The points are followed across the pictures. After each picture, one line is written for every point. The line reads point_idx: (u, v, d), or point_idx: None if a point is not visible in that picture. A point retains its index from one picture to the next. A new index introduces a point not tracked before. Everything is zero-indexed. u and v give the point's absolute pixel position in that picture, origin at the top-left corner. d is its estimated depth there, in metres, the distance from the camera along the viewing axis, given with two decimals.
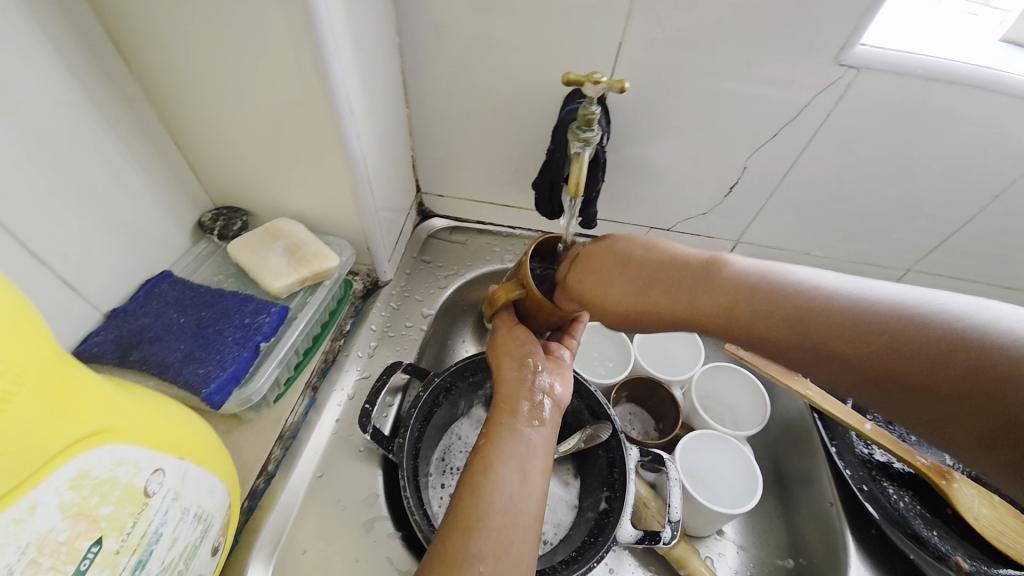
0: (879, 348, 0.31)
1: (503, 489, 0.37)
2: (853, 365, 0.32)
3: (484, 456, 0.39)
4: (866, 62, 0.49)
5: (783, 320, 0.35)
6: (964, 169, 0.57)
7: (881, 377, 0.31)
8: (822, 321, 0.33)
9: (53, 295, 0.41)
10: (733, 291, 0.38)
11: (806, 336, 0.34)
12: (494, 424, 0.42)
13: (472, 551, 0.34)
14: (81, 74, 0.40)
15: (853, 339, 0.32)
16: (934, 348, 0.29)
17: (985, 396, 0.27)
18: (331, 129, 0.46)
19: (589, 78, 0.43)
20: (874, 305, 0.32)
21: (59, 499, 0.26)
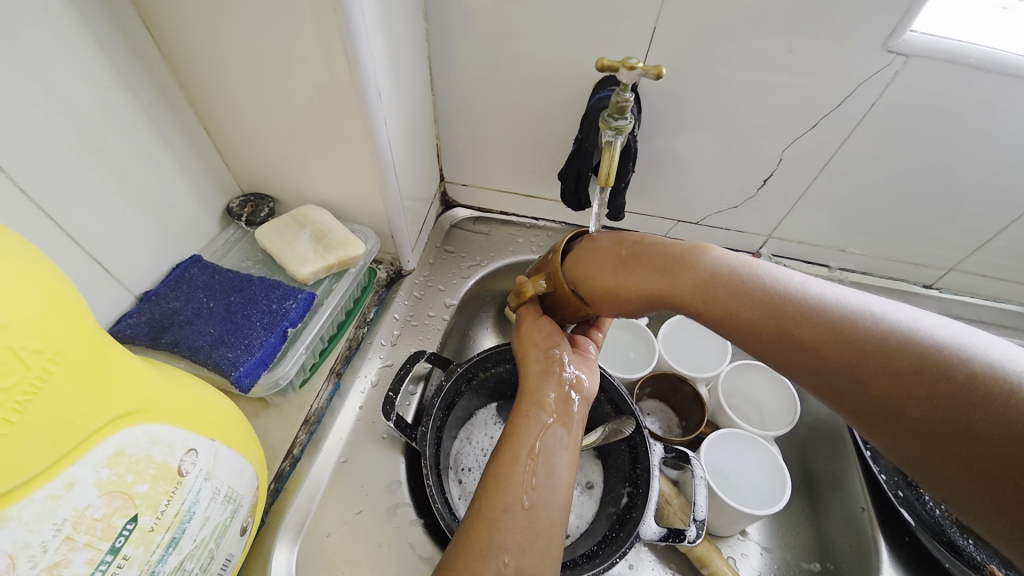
0: (899, 382, 0.30)
1: (524, 481, 0.37)
2: (872, 396, 0.31)
3: (511, 447, 0.39)
4: (917, 48, 0.46)
5: (804, 333, 0.34)
6: (1015, 164, 0.54)
7: (899, 415, 0.30)
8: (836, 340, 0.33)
9: (88, 275, 0.42)
10: (749, 300, 0.37)
11: (821, 357, 0.33)
12: (518, 414, 0.41)
13: (497, 542, 0.34)
14: (117, 58, 0.41)
15: (860, 367, 0.32)
16: (943, 380, 0.29)
17: (994, 441, 0.26)
18: (359, 116, 0.46)
19: (625, 63, 0.43)
20: (897, 331, 0.31)
21: (95, 477, 0.26)
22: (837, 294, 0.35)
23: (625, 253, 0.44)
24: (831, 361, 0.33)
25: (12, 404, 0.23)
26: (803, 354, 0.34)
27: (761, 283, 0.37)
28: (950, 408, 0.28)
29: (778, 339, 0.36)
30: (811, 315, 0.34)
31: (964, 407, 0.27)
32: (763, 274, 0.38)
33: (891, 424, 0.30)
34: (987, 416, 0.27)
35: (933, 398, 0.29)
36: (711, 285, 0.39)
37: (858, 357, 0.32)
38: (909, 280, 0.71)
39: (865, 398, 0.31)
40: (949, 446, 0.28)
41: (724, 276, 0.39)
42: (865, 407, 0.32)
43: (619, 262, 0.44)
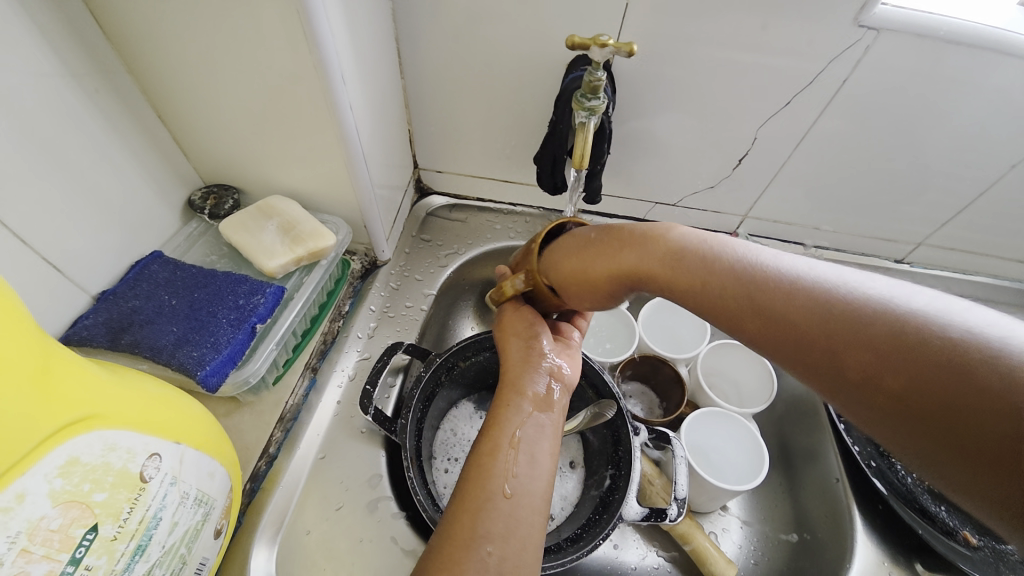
0: (876, 360, 0.26)
1: (506, 470, 0.36)
2: (849, 377, 0.27)
3: (491, 438, 0.38)
4: (887, 22, 0.46)
5: (785, 311, 0.30)
6: (981, 139, 0.55)
7: (881, 396, 0.26)
8: (811, 315, 0.29)
9: (38, 276, 0.40)
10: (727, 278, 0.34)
11: (801, 336, 0.29)
12: (500, 405, 0.41)
13: (479, 532, 0.33)
14: (57, 42, 0.38)
15: (836, 342, 0.28)
16: (930, 354, 0.24)
17: (989, 425, 0.22)
18: (324, 101, 0.44)
19: (596, 41, 0.41)
20: (881, 305, 0.27)
21: (49, 487, 0.25)
22: (819, 269, 0.31)
23: (586, 248, 0.41)
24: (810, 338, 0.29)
25: None
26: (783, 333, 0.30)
27: (734, 261, 0.34)
28: (940, 385, 0.24)
29: (751, 318, 0.32)
30: (787, 292, 0.31)
31: (954, 384, 0.23)
32: (739, 256, 0.34)
33: (872, 404, 0.26)
34: (979, 391, 0.22)
35: (917, 375, 0.24)
36: (683, 269, 0.36)
37: (835, 331, 0.28)
38: (880, 256, 0.72)
39: (846, 377, 0.27)
40: (941, 425, 0.24)
41: (696, 260, 0.36)
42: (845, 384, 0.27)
43: (584, 244, 0.42)
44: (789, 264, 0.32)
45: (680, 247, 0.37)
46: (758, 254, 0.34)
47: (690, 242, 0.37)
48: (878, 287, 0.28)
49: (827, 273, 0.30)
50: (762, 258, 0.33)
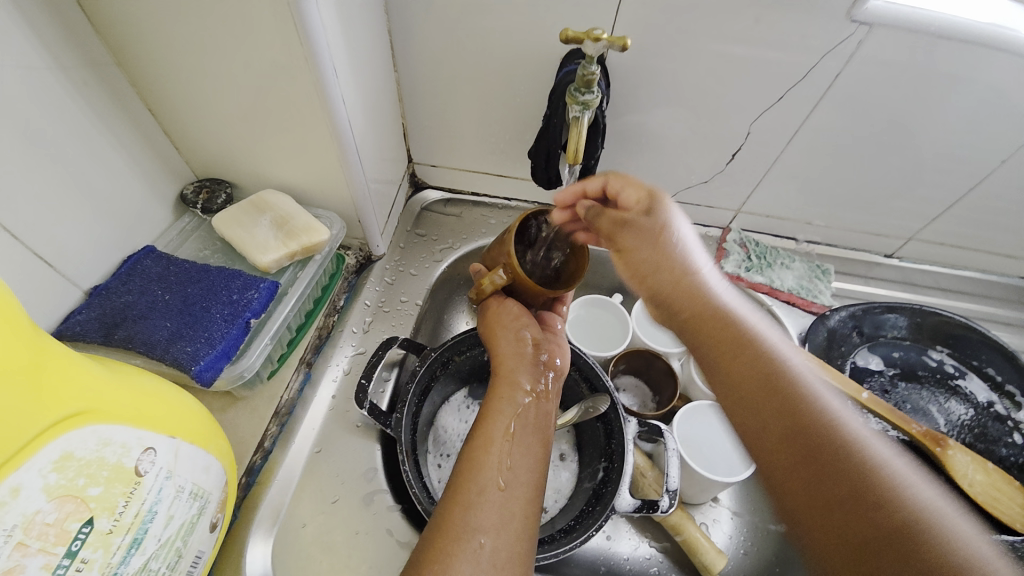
0: (816, 445, 0.35)
1: (500, 461, 0.37)
2: (789, 446, 0.36)
3: (484, 430, 0.39)
4: (879, 18, 0.46)
5: (785, 405, 0.37)
6: (973, 134, 0.55)
7: (801, 465, 0.35)
8: (798, 418, 0.36)
9: (29, 271, 0.40)
10: (752, 357, 0.40)
11: (784, 427, 0.36)
12: (494, 397, 0.41)
13: (472, 524, 0.34)
14: (45, 34, 0.38)
15: (807, 446, 0.35)
16: (860, 468, 0.33)
17: (859, 528, 0.31)
18: (316, 95, 0.43)
19: (589, 35, 0.41)
20: (854, 427, 0.35)
21: (43, 481, 0.25)
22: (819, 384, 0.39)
23: (661, 240, 0.47)
24: (795, 433, 0.36)
25: None
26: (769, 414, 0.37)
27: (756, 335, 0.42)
28: (875, 512, 0.31)
29: (734, 372, 0.41)
30: (784, 375, 0.39)
31: (887, 520, 0.30)
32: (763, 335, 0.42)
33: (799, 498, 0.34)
34: (893, 534, 0.29)
35: (837, 474, 0.33)
36: (709, 327, 0.43)
37: (795, 419, 0.36)
38: (872, 251, 0.73)
39: (795, 471, 0.35)
40: (842, 537, 0.31)
41: (727, 325, 0.43)
42: (786, 478, 0.35)
43: (653, 241, 0.47)
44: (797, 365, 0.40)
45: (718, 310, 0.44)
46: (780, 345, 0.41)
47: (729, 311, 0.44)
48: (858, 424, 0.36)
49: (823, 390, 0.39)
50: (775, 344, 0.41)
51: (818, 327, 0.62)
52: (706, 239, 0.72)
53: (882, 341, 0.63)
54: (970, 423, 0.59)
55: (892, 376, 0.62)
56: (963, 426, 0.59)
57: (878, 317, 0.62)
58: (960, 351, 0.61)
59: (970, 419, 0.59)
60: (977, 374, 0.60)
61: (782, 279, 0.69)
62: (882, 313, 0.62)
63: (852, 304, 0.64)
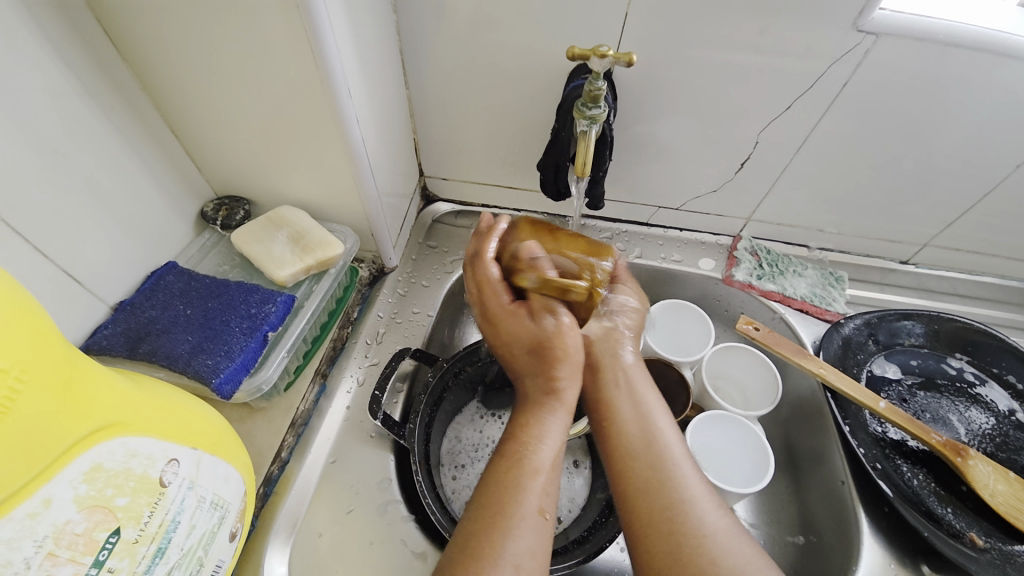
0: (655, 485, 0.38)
1: (543, 487, 0.36)
2: (644, 482, 0.38)
3: (533, 456, 0.37)
4: (885, 27, 0.47)
5: (654, 462, 0.39)
6: (986, 138, 0.55)
7: (650, 501, 0.37)
8: (651, 474, 0.38)
9: (58, 287, 0.41)
10: (636, 409, 0.42)
11: (643, 480, 0.38)
12: (541, 414, 0.39)
13: (505, 549, 0.33)
14: (74, 62, 0.40)
15: (655, 505, 0.37)
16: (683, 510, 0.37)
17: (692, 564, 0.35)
18: (331, 114, 0.45)
19: (596, 52, 0.42)
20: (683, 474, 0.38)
21: (73, 492, 0.26)
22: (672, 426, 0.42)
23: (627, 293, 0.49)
24: (642, 484, 0.38)
25: None
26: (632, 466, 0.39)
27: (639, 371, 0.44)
28: (691, 548, 0.35)
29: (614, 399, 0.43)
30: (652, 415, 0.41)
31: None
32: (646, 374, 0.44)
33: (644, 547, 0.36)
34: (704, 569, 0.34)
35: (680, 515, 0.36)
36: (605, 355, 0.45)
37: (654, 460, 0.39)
38: (886, 257, 0.72)
39: (648, 526, 0.37)
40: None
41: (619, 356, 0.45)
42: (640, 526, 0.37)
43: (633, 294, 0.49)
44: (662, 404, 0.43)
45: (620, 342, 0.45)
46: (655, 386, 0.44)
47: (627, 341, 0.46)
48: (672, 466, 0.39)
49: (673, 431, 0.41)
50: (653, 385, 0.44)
51: (832, 335, 0.61)
52: (716, 247, 0.72)
53: (898, 349, 0.62)
54: (992, 433, 0.56)
55: (911, 385, 0.60)
56: (984, 436, 0.56)
57: (894, 325, 0.62)
58: (979, 358, 0.60)
59: (992, 428, 0.57)
60: (998, 382, 0.59)
61: (795, 287, 0.68)
62: (898, 320, 0.62)
63: (866, 312, 0.64)
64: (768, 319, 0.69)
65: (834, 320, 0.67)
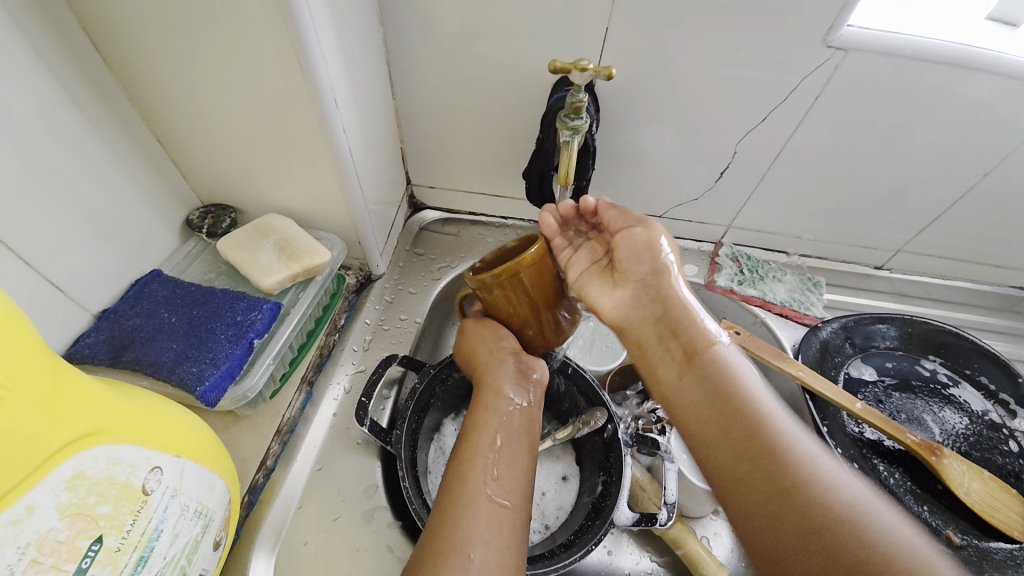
0: (751, 465, 0.37)
1: (488, 473, 0.38)
2: (739, 464, 0.37)
3: (471, 441, 0.40)
4: (853, 42, 0.49)
5: (754, 442, 0.37)
6: (952, 148, 0.57)
7: (751, 483, 0.36)
8: (750, 444, 0.37)
9: (40, 296, 0.41)
10: (706, 383, 0.41)
11: (745, 465, 0.37)
12: (480, 411, 0.42)
13: (461, 538, 0.34)
14: (60, 72, 0.40)
15: (764, 475, 0.36)
16: (793, 488, 0.35)
17: (813, 548, 0.32)
18: (318, 123, 0.46)
19: (577, 66, 0.43)
20: (788, 446, 0.37)
21: (56, 500, 0.26)
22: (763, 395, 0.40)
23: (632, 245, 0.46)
24: (744, 459, 0.37)
25: None
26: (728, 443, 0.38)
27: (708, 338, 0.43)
28: (809, 532, 0.33)
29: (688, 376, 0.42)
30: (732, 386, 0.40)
31: (836, 549, 0.32)
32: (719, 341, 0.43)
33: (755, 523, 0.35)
34: (829, 554, 0.32)
35: (785, 495, 0.35)
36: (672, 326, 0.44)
37: (745, 437, 0.38)
38: (862, 263, 0.74)
39: (759, 497, 0.36)
40: (800, 561, 0.33)
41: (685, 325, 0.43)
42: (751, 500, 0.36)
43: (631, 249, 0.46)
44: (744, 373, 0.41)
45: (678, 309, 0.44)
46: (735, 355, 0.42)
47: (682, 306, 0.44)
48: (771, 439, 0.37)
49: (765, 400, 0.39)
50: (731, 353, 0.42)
51: (811, 338, 0.63)
52: (699, 253, 0.74)
53: (874, 352, 0.64)
54: (966, 433, 0.58)
55: (887, 386, 0.62)
56: (958, 435, 0.58)
57: (869, 328, 0.64)
58: (952, 360, 0.62)
59: (965, 428, 0.59)
60: (970, 383, 0.61)
61: (775, 292, 0.70)
62: (872, 323, 0.64)
63: (843, 316, 0.66)
64: (749, 323, 0.70)
65: (812, 324, 0.69)
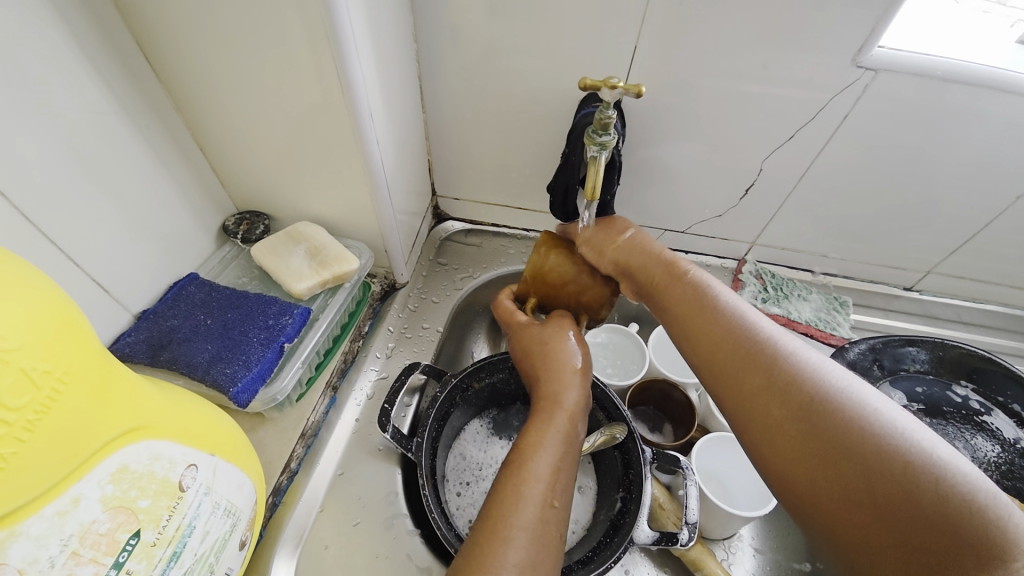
0: (794, 422, 0.34)
1: (545, 499, 0.37)
2: (778, 419, 0.35)
3: (528, 463, 0.39)
4: (884, 63, 0.49)
5: (783, 389, 0.35)
6: (986, 168, 0.56)
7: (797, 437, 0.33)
8: (747, 353, 0.38)
9: (86, 294, 0.43)
10: (727, 342, 0.39)
11: (789, 419, 0.34)
12: (541, 429, 0.42)
13: (510, 559, 0.34)
14: (114, 83, 0.42)
15: (802, 412, 0.33)
16: (841, 434, 0.31)
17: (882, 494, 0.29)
18: (353, 135, 0.47)
19: (606, 83, 0.42)
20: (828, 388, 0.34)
21: (100, 492, 0.27)
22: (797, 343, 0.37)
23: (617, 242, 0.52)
24: (761, 397, 0.36)
25: (23, 423, 0.23)
26: (733, 380, 0.38)
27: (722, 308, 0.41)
28: (860, 467, 0.30)
29: (712, 347, 0.40)
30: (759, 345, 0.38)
31: (884, 483, 0.29)
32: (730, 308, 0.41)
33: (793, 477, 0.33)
34: (898, 483, 0.29)
35: (822, 437, 0.32)
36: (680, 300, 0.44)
37: (777, 387, 0.35)
38: (890, 284, 0.73)
39: (797, 452, 0.33)
40: (863, 504, 0.29)
41: (693, 296, 0.43)
42: (785, 449, 0.34)
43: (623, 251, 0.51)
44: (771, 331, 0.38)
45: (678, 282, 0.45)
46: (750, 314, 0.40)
47: (686, 283, 0.45)
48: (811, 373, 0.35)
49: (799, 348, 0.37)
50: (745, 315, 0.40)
51: (837, 359, 0.62)
52: (722, 270, 0.73)
53: (903, 375, 0.62)
54: (998, 462, 0.57)
55: (917, 411, 0.61)
56: (990, 463, 0.57)
57: (898, 350, 0.62)
58: (984, 386, 0.60)
59: (998, 456, 0.57)
60: (1003, 412, 0.59)
61: (799, 310, 0.69)
62: (902, 346, 0.62)
63: (872, 337, 0.64)
64: None
65: (839, 344, 0.67)
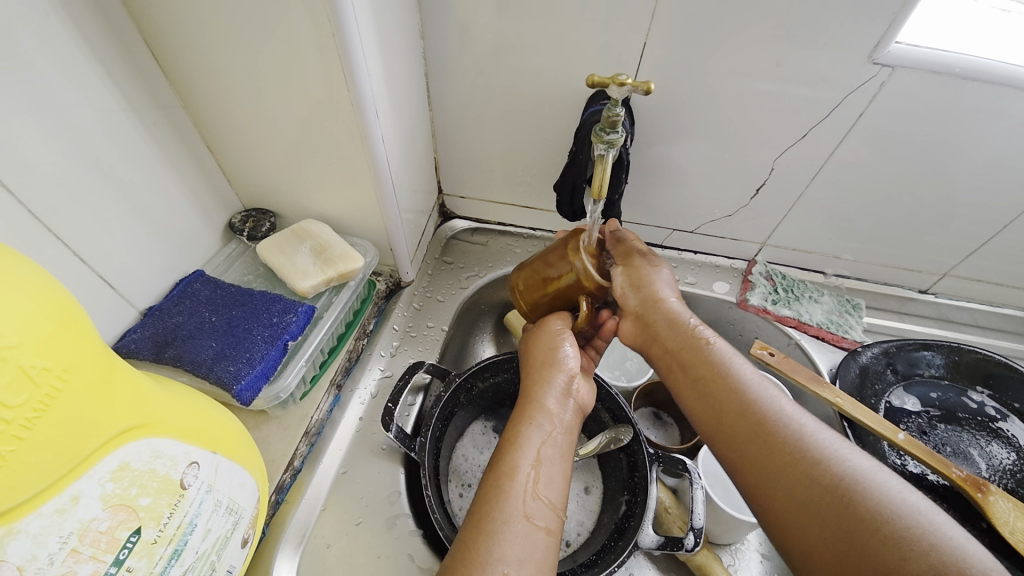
0: (808, 505, 0.34)
1: (527, 491, 0.37)
2: (792, 501, 0.34)
3: (509, 457, 0.39)
4: (901, 60, 0.48)
5: (796, 471, 0.35)
6: (1006, 168, 0.55)
7: (811, 521, 0.33)
8: (761, 429, 0.38)
9: (92, 290, 0.43)
10: (743, 415, 0.39)
11: (804, 501, 0.34)
12: (521, 423, 0.41)
13: (494, 555, 0.33)
14: (120, 80, 0.42)
15: (815, 498, 0.33)
16: (856, 524, 0.31)
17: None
18: (357, 133, 0.47)
19: (614, 79, 0.41)
20: (842, 473, 0.34)
21: (100, 490, 0.27)
22: (810, 423, 0.37)
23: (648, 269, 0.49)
24: (783, 477, 0.35)
25: (22, 421, 0.23)
26: (754, 458, 0.37)
27: (738, 378, 0.41)
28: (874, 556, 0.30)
29: (727, 418, 0.40)
30: (771, 421, 0.38)
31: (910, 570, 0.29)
32: (744, 379, 0.41)
33: (815, 559, 0.33)
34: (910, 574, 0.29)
35: (837, 524, 0.32)
36: (691, 366, 0.43)
37: (788, 469, 0.35)
38: (904, 286, 0.71)
39: (814, 529, 0.33)
40: None
41: (705, 363, 0.43)
42: (797, 524, 0.34)
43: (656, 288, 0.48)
44: (784, 408, 0.38)
45: (690, 346, 0.44)
46: (763, 387, 0.40)
47: (699, 346, 0.44)
48: (826, 457, 0.35)
49: (812, 429, 0.37)
50: (759, 388, 0.40)
51: (850, 363, 0.61)
52: (731, 271, 0.72)
53: (917, 380, 0.61)
54: (1014, 469, 0.54)
55: (931, 417, 0.59)
56: (1005, 471, 0.55)
57: (913, 354, 0.61)
58: (1001, 392, 0.59)
59: (1013, 464, 0.55)
60: (1019, 417, 0.58)
61: (811, 313, 0.68)
62: (917, 349, 0.61)
63: (886, 340, 0.63)
64: (783, 344, 0.68)
65: (851, 347, 0.66)
